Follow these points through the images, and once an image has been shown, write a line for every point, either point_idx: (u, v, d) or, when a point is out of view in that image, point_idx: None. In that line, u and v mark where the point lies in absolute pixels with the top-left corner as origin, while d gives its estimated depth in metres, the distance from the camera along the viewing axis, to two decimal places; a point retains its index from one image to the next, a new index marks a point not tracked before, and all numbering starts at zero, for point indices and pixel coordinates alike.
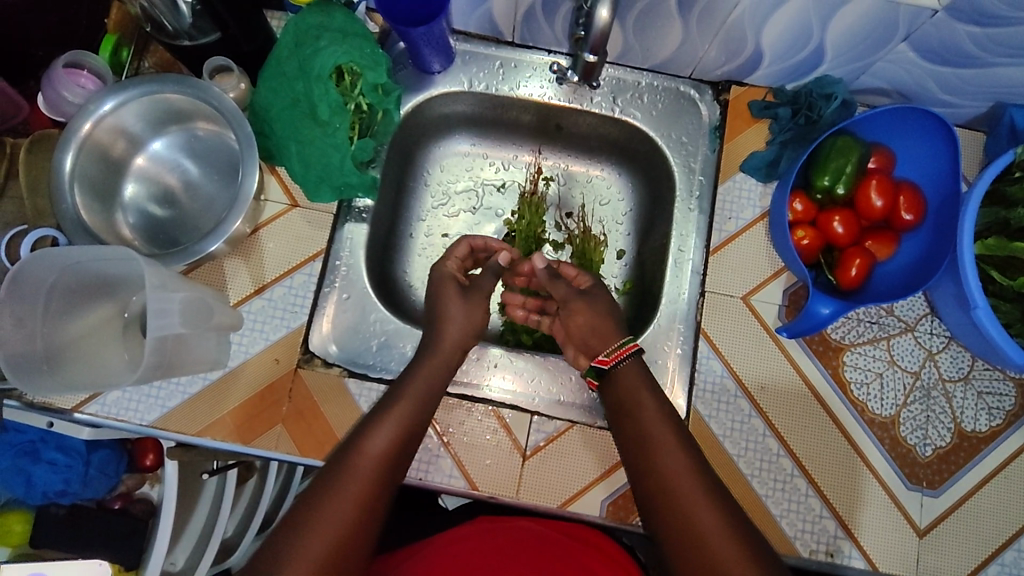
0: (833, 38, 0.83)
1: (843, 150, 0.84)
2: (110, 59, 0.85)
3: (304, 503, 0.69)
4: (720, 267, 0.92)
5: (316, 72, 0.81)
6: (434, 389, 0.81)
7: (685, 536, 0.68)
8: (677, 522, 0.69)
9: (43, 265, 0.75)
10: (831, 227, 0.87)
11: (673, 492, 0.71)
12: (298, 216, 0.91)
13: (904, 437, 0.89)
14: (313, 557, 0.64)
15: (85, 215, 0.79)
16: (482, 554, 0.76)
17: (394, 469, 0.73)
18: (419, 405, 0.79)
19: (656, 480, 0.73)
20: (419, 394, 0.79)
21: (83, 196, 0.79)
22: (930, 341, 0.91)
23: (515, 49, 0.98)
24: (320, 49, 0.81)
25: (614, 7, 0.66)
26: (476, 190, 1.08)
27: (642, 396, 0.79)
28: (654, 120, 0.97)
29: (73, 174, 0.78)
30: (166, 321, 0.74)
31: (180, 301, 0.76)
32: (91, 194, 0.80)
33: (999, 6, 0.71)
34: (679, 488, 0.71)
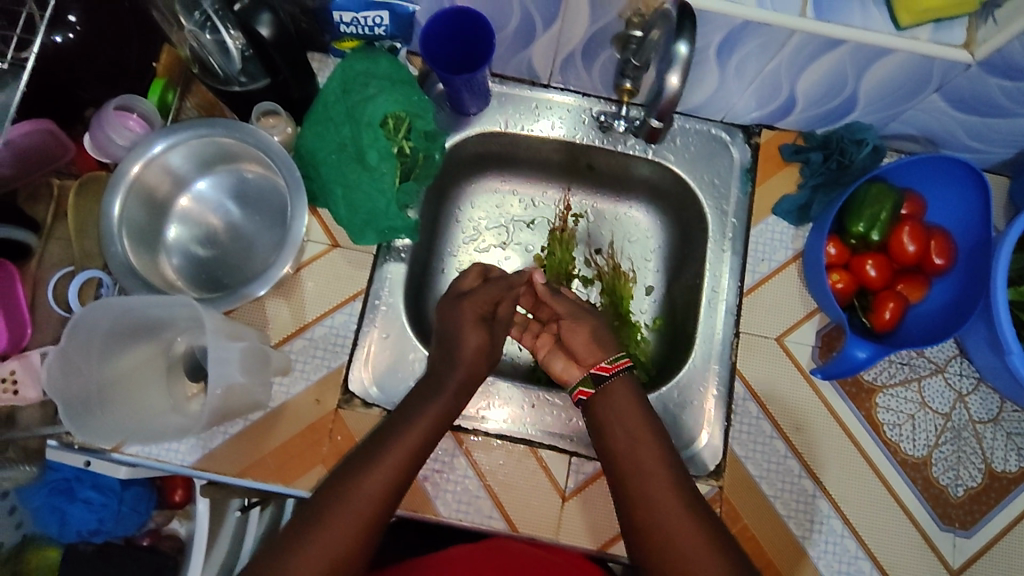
0: (867, 88, 0.85)
1: (878, 197, 0.85)
2: (158, 103, 0.85)
3: (299, 535, 0.68)
4: (754, 307, 0.93)
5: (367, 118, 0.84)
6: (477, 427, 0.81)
7: (657, 542, 0.71)
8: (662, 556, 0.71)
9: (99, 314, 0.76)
10: (864, 271, 0.88)
11: (662, 528, 0.72)
12: (339, 256, 0.92)
13: (936, 477, 0.90)
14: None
15: (133, 258, 0.79)
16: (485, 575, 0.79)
17: (395, 498, 0.72)
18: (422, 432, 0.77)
19: (635, 482, 0.75)
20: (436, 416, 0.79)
21: (131, 241, 0.80)
22: (960, 383, 0.93)
23: (550, 91, 1.00)
24: (371, 96, 0.84)
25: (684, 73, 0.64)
26: (506, 226, 1.09)
27: (627, 414, 0.80)
28: (687, 162, 0.99)
29: (122, 218, 0.79)
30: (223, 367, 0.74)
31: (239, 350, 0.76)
32: (136, 235, 0.81)
33: None
34: (668, 522, 0.72)
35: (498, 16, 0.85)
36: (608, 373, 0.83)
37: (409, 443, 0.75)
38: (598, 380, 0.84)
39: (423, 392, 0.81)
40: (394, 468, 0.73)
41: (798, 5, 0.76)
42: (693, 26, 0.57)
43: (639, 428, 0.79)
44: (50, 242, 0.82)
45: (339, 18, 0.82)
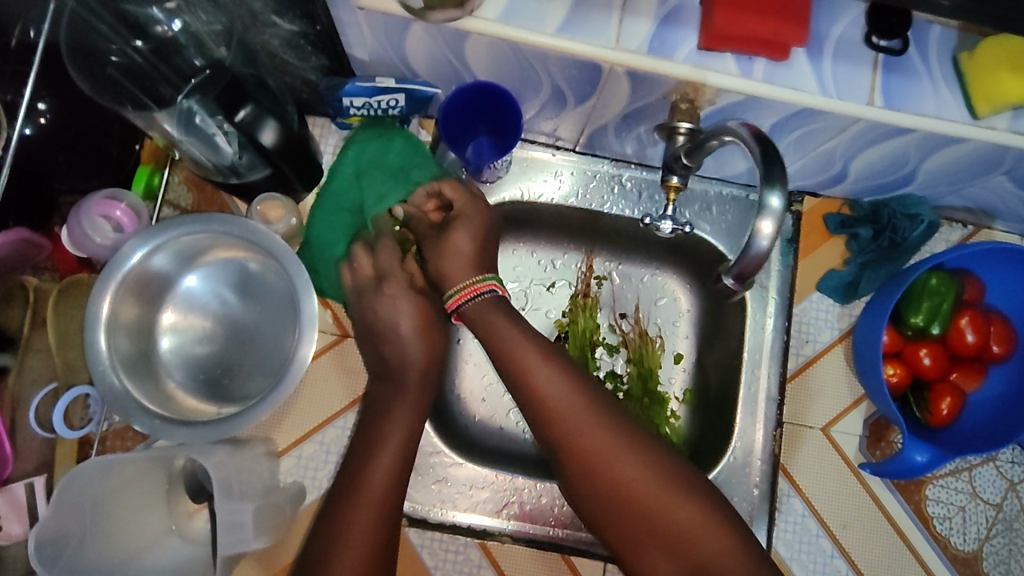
0: (927, 167, 0.78)
1: (938, 289, 0.79)
2: (144, 192, 0.80)
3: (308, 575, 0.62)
4: (797, 395, 0.88)
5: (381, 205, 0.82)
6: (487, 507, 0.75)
7: (586, 468, 0.69)
8: (599, 486, 0.68)
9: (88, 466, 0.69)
10: (918, 361, 0.82)
11: (581, 450, 0.69)
12: (351, 346, 0.84)
13: (987, 573, 0.85)
14: None
15: (127, 384, 0.72)
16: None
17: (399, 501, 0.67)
18: (385, 482, 0.67)
19: (550, 420, 0.70)
20: (393, 454, 0.69)
21: (125, 371, 0.72)
22: (1011, 471, 0.88)
23: (573, 154, 0.93)
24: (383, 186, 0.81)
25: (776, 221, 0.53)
26: (525, 290, 1.00)
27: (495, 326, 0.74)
28: (722, 233, 0.93)
29: (109, 347, 0.71)
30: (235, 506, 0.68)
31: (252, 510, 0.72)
32: (124, 353, 0.73)
33: None
34: (586, 441, 0.69)
35: (524, 88, 0.76)
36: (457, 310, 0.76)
37: (375, 500, 0.66)
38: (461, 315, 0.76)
39: (391, 427, 0.71)
40: (366, 533, 0.64)
41: (866, 93, 0.68)
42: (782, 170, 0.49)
43: (526, 362, 0.72)
44: (28, 356, 0.73)
45: (350, 104, 0.74)
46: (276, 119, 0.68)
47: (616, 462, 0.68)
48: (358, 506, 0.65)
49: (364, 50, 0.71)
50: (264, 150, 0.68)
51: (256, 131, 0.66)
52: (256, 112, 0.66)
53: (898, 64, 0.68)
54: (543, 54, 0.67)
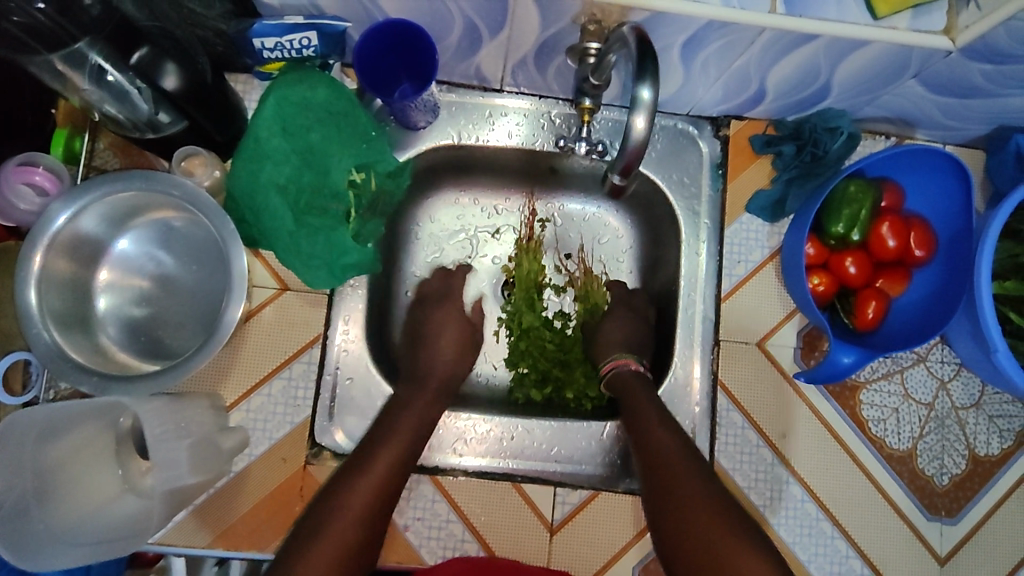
0: (840, 78, 0.80)
1: (856, 196, 0.81)
2: (63, 155, 0.78)
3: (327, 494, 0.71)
4: (733, 312, 0.90)
5: (324, 167, 0.78)
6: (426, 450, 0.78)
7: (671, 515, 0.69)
8: (675, 536, 0.68)
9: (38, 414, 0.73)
10: (844, 269, 0.84)
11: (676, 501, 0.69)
12: (291, 298, 0.85)
13: (922, 468, 0.89)
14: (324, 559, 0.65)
15: (70, 351, 0.72)
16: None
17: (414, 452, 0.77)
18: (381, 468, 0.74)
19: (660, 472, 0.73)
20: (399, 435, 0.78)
21: (60, 328, 0.73)
22: (941, 370, 0.91)
23: (504, 96, 0.93)
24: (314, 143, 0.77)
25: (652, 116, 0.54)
26: (470, 237, 1.02)
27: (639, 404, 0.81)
28: (654, 162, 0.92)
29: (42, 307, 0.71)
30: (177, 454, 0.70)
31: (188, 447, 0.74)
32: (62, 321, 0.73)
33: (1012, 45, 0.69)
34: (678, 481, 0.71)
35: (438, 26, 0.76)
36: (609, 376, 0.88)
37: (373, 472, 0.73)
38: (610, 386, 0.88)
39: (424, 402, 0.83)
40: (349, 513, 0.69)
41: (769, 0, 0.69)
42: (653, 66, 0.52)
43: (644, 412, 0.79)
44: None
45: (261, 46, 0.72)
46: (177, 62, 0.67)
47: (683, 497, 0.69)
48: (379, 459, 0.74)
49: None
50: (167, 97, 0.68)
51: (156, 75, 0.66)
52: (155, 52, 0.66)
53: None
54: None
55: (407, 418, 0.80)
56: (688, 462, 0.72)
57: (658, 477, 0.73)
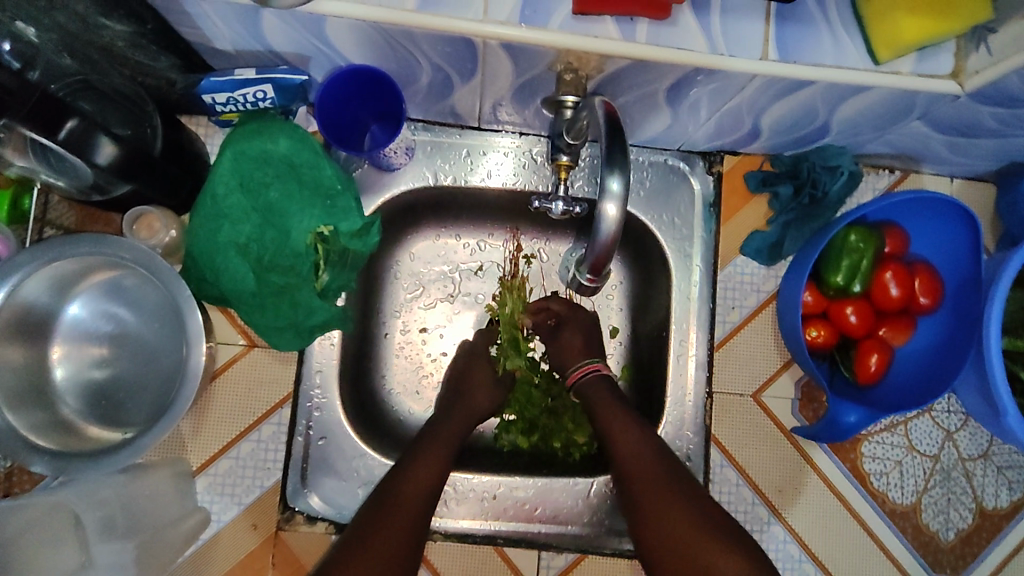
0: (840, 118, 0.75)
1: (857, 244, 0.76)
2: (9, 215, 0.74)
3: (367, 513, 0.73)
4: (726, 362, 0.85)
5: (286, 225, 0.72)
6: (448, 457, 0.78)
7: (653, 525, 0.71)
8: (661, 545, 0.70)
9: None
10: (844, 320, 0.79)
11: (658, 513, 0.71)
12: (259, 355, 0.81)
13: (926, 524, 0.85)
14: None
15: (26, 431, 0.68)
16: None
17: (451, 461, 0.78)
18: (421, 496, 0.74)
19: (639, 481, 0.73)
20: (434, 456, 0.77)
21: (12, 407, 0.68)
22: (947, 420, 0.86)
23: (485, 134, 0.88)
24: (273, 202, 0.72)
25: (622, 203, 0.53)
26: (451, 276, 0.97)
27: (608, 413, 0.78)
28: (642, 201, 0.87)
29: None
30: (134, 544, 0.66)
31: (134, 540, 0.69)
32: (18, 400, 0.69)
33: (1023, 88, 0.65)
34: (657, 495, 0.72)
35: (406, 72, 0.71)
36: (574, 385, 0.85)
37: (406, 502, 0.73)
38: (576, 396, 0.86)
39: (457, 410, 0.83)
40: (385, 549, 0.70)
41: (760, 46, 0.63)
42: (621, 158, 0.51)
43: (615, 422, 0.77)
44: None
45: (212, 101, 0.69)
46: (111, 134, 0.60)
47: (667, 517, 0.70)
48: (418, 472, 0.75)
49: (227, 41, 0.66)
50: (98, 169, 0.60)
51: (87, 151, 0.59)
52: (99, 108, 0.66)
53: (792, 12, 0.63)
54: (410, 34, 0.62)
55: (441, 431, 0.81)
56: (666, 472, 0.73)
57: (640, 493, 0.73)
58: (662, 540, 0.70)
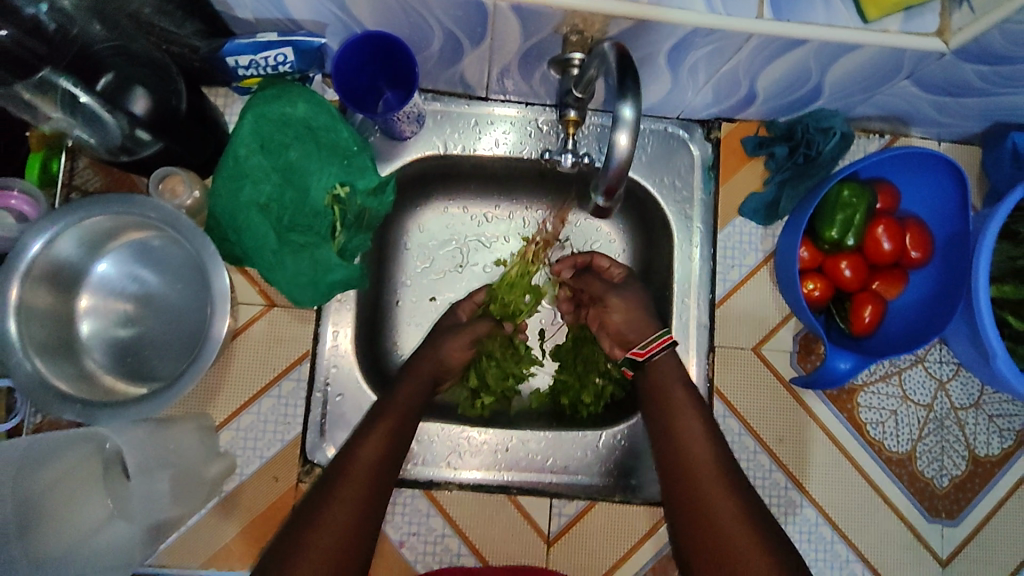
0: (832, 79, 0.78)
1: (851, 199, 0.80)
2: (40, 179, 0.76)
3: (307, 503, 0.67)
4: (726, 319, 0.89)
5: (305, 182, 0.76)
6: (399, 440, 0.74)
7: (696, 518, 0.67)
8: (700, 532, 0.66)
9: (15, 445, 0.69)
10: (839, 274, 0.83)
11: (702, 503, 0.67)
12: (278, 315, 0.84)
13: (921, 470, 0.89)
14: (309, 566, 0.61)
15: (53, 377, 0.71)
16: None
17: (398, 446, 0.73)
18: (362, 487, 0.68)
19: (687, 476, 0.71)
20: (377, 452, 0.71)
21: (42, 356, 0.71)
22: (940, 371, 0.90)
23: (490, 103, 0.90)
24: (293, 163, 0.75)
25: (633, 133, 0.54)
26: (460, 246, 1.01)
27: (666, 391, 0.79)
28: (645, 166, 0.91)
29: (22, 333, 0.69)
30: None
31: (169, 478, 0.75)
32: (48, 353, 0.72)
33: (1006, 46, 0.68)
34: (703, 486, 0.68)
35: (419, 38, 0.74)
36: (645, 358, 0.81)
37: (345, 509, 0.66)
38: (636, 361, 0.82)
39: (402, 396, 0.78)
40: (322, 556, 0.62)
41: (754, 7, 0.67)
42: (636, 84, 0.53)
43: (682, 406, 0.76)
44: None
45: (234, 64, 0.72)
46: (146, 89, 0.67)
47: (721, 514, 0.65)
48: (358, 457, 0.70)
49: (247, 10, 0.70)
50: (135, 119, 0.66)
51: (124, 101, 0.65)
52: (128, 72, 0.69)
53: None
54: None
55: (391, 411, 0.76)
56: (714, 463, 0.71)
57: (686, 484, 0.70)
58: (712, 536, 0.65)
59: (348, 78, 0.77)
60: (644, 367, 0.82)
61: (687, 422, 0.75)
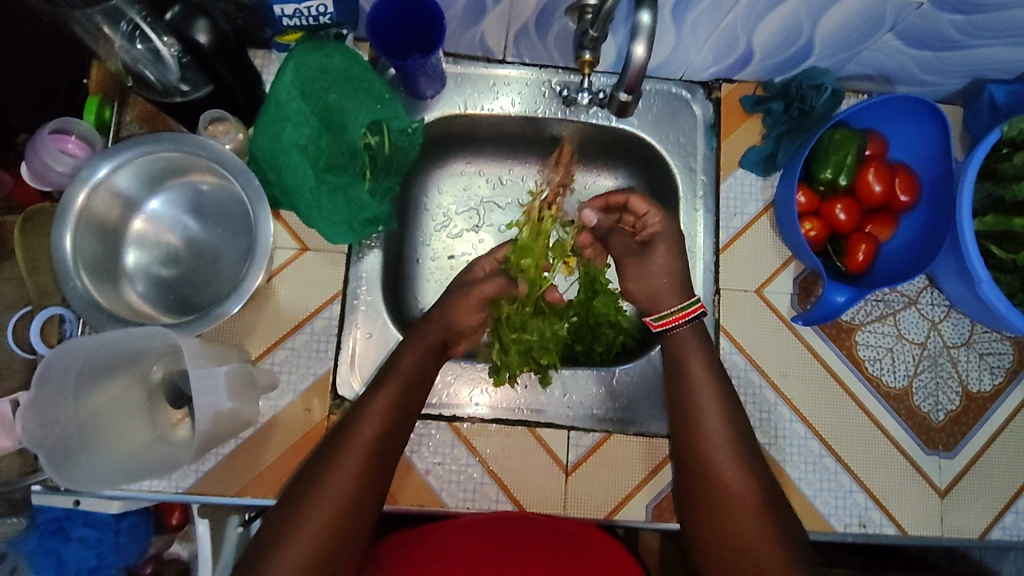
0: (823, 33, 0.85)
1: (843, 142, 0.86)
2: (95, 122, 0.81)
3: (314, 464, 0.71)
4: (730, 263, 0.95)
5: (342, 125, 0.82)
6: (413, 393, 0.78)
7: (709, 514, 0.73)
8: (716, 527, 0.72)
9: (70, 352, 0.71)
10: (834, 216, 0.89)
11: (720, 504, 0.72)
12: (311, 258, 0.89)
13: (918, 405, 0.93)
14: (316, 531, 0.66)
15: (97, 294, 0.76)
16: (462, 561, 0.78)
17: (404, 409, 0.76)
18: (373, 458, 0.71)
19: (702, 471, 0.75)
20: (380, 431, 0.73)
21: (89, 275, 0.76)
22: (932, 311, 0.95)
23: (505, 66, 0.97)
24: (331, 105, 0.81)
25: (650, 42, 0.63)
26: (477, 207, 1.06)
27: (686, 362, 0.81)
28: (651, 124, 0.98)
29: (75, 252, 0.75)
30: (215, 396, 0.71)
31: (225, 373, 0.72)
32: (95, 273, 0.77)
33: None
34: (726, 491, 0.72)
35: None
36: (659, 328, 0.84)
37: (348, 489, 0.69)
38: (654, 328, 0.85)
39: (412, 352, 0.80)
40: (320, 536, 0.66)
41: None
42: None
43: (692, 370, 0.80)
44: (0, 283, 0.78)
45: (281, 12, 0.77)
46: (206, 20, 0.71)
47: (739, 511, 0.71)
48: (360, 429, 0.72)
49: None
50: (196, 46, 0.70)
51: (189, 31, 0.70)
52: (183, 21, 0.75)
53: None
54: None
55: (405, 360, 0.79)
56: (731, 459, 0.74)
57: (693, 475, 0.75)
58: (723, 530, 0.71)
59: (378, 35, 0.83)
60: (660, 336, 0.85)
61: (708, 403, 0.78)
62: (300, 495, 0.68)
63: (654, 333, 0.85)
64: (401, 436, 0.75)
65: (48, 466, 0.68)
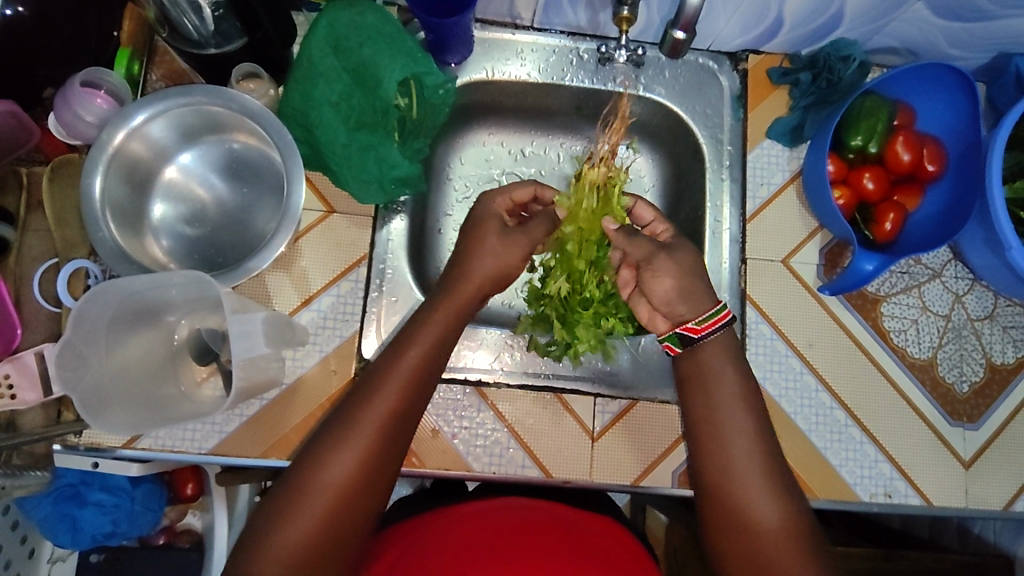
0: (854, 2, 0.85)
1: (873, 110, 0.88)
2: (125, 74, 0.82)
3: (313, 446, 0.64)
4: (757, 232, 0.95)
5: (376, 84, 0.82)
6: (432, 371, 0.70)
7: (722, 499, 0.68)
8: (727, 512, 0.67)
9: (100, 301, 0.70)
10: (863, 184, 0.90)
11: (736, 492, 0.67)
12: (337, 220, 0.88)
13: (943, 376, 0.93)
14: (312, 522, 0.61)
15: (123, 242, 0.75)
16: (474, 542, 0.72)
17: (418, 390, 0.68)
18: (380, 447, 0.65)
19: (716, 450, 0.69)
20: (391, 414, 0.65)
21: (116, 224, 0.75)
22: (956, 285, 0.96)
23: (532, 33, 0.97)
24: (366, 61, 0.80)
25: None
26: (499, 179, 1.06)
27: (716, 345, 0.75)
28: (677, 95, 0.98)
29: (103, 198, 0.74)
30: (250, 343, 0.71)
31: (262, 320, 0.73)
32: (122, 221, 0.77)
33: None
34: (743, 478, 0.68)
35: None
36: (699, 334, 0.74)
37: (353, 477, 0.63)
38: (687, 340, 0.75)
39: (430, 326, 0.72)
40: (316, 531, 0.61)
41: None
42: None
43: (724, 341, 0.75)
44: (27, 235, 0.80)
45: None
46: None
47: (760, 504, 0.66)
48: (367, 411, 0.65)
49: None
50: None
51: None
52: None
53: None
54: None
55: (431, 331, 0.71)
56: (749, 446, 0.69)
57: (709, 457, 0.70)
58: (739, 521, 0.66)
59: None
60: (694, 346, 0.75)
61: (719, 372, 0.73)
62: (293, 493, 0.62)
63: (683, 345, 0.75)
64: (412, 417, 0.68)
65: (84, 412, 0.67)
